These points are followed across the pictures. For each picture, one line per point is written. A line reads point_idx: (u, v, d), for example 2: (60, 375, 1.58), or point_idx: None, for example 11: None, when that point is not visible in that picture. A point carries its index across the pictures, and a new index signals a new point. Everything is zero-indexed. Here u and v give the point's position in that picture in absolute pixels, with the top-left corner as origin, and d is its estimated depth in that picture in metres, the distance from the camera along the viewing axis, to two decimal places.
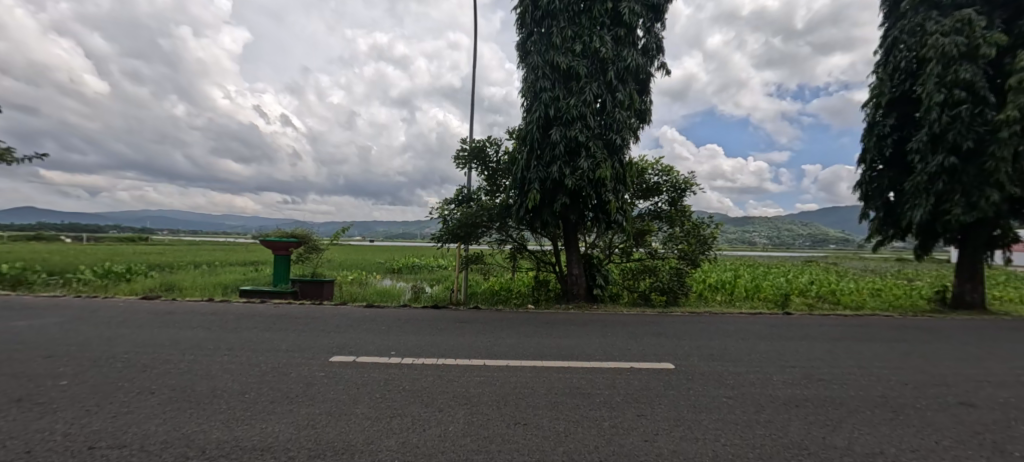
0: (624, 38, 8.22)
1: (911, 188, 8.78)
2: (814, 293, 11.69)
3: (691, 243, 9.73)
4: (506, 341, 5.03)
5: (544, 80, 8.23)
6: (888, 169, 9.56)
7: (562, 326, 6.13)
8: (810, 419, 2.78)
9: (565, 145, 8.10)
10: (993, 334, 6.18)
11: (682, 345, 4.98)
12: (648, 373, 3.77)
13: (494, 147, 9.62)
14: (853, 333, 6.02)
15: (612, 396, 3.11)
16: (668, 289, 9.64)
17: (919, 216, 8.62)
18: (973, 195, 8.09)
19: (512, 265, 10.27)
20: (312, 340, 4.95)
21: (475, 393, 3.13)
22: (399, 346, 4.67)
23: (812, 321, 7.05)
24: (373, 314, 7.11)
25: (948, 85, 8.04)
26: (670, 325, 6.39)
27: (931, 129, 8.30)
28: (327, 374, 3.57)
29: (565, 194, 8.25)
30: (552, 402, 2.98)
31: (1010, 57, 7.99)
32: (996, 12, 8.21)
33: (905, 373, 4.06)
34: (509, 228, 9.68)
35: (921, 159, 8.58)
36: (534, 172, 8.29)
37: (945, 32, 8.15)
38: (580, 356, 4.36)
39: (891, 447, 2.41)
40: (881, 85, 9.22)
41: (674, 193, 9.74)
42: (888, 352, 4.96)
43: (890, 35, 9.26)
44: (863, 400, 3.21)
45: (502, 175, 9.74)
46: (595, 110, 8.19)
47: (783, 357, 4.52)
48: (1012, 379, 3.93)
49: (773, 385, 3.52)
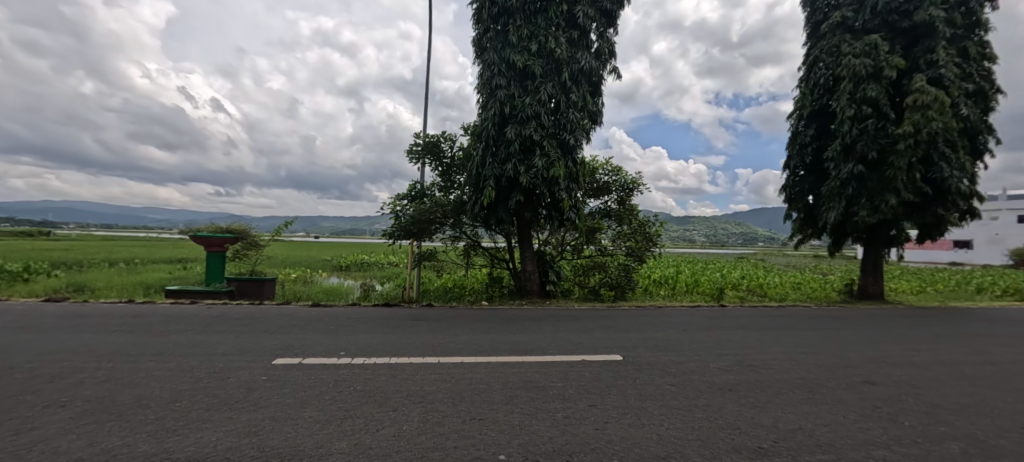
0: (577, 40, 8.45)
1: (827, 192, 9.80)
2: (745, 286, 12.72)
3: (638, 240, 10.16)
4: (461, 338, 5.04)
5: (500, 77, 8.25)
6: (808, 175, 10.62)
7: (516, 322, 6.21)
8: (742, 401, 3.05)
9: (519, 143, 8.17)
10: (888, 321, 7.14)
11: (630, 337, 5.25)
12: (599, 364, 3.95)
13: (448, 142, 9.51)
14: (779, 323, 6.64)
15: (565, 388, 3.22)
16: (617, 284, 10.08)
17: (833, 217, 9.65)
18: (876, 199, 9.14)
19: (466, 262, 10.25)
20: (254, 342, 4.66)
21: (430, 390, 3.10)
22: (350, 345, 4.52)
23: (744, 313, 7.67)
24: (320, 313, 6.79)
25: (858, 101, 9.08)
26: (620, 319, 6.69)
27: (844, 140, 9.33)
28: (272, 378, 3.38)
29: (520, 192, 8.34)
30: (507, 396, 3.03)
31: (907, 79, 9.13)
32: (897, 38, 9.31)
33: (821, 356, 4.56)
34: (463, 224, 9.66)
35: (835, 166, 9.63)
36: (490, 168, 8.33)
37: (856, 54, 9.17)
38: (535, 350, 4.44)
39: (810, 422, 2.71)
40: (804, 99, 10.22)
41: (623, 192, 10.17)
42: (808, 338, 5.53)
43: (812, 54, 10.28)
44: (786, 382, 3.57)
45: (457, 171, 9.64)
46: (550, 110, 8.33)
47: (720, 346, 4.90)
48: (903, 359, 4.55)
49: (710, 371, 3.82)
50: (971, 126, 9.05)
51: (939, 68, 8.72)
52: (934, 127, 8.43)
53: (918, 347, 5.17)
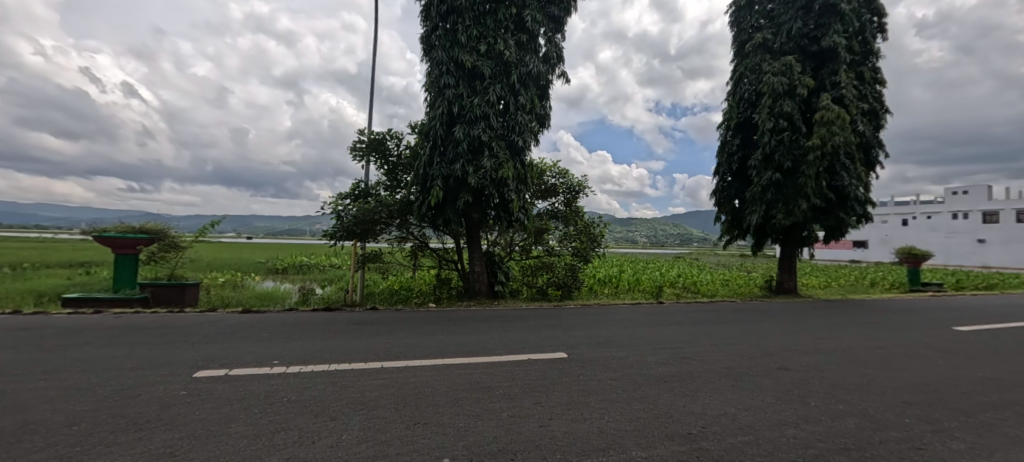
0: (526, 44, 8.58)
1: (751, 197, 10.76)
2: (681, 284, 13.60)
3: (583, 241, 10.44)
4: (407, 341, 4.91)
5: (448, 76, 8.17)
6: (734, 181, 11.57)
7: (464, 323, 6.17)
8: (676, 392, 3.26)
9: (468, 143, 8.14)
10: (801, 313, 7.95)
11: (575, 335, 5.41)
12: (545, 362, 4.03)
13: (395, 140, 9.24)
14: (709, 317, 7.17)
15: (511, 387, 3.25)
16: (564, 284, 10.31)
17: (755, 219, 10.60)
18: (790, 204, 10.15)
19: (413, 263, 10.02)
20: (172, 354, 4.22)
21: (372, 396, 2.99)
22: (285, 353, 4.24)
23: (680, 309, 8.21)
24: (251, 320, 6.30)
25: (776, 115, 10.06)
26: (566, 317, 6.87)
27: (764, 150, 10.29)
28: (193, 392, 3.08)
29: (469, 192, 8.31)
30: (453, 398, 3.00)
31: (816, 97, 10.25)
32: (808, 61, 10.42)
33: (744, 347, 4.99)
34: (410, 225, 9.43)
35: (757, 173, 10.60)
36: (437, 168, 8.23)
37: (774, 73, 10.15)
38: (482, 351, 4.43)
39: (733, 407, 2.95)
40: (731, 111, 11.14)
41: (569, 195, 10.47)
42: (734, 331, 6.02)
43: (738, 70, 11.24)
44: (715, 372, 3.86)
45: (403, 170, 9.39)
46: (499, 111, 8.37)
47: (657, 340, 5.20)
48: (811, 347, 5.10)
49: (648, 365, 4.04)
50: (866, 141, 10.34)
51: (841, 89, 9.88)
52: (836, 141, 9.54)
53: (823, 336, 5.82)
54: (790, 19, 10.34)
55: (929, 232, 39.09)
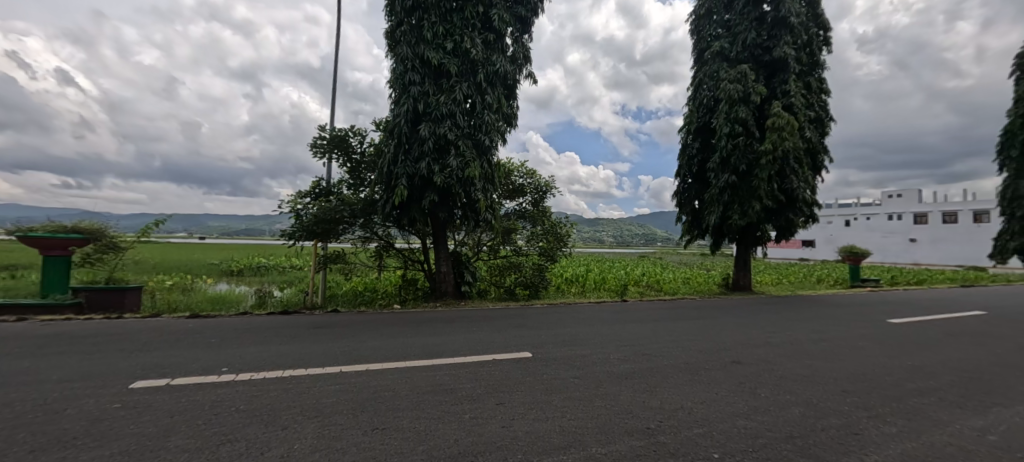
0: (492, 43, 8.55)
1: (709, 198, 11.23)
2: (645, 283, 13.99)
3: (550, 241, 10.49)
4: (368, 344, 4.77)
5: (413, 73, 8.01)
6: (694, 183, 12.04)
7: (429, 325, 6.06)
8: (636, 388, 3.34)
9: (433, 142, 8.02)
10: (754, 309, 8.36)
11: (540, 334, 5.44)
12: (509, 362, 4.03)
13: (358, 137, 8.97)
14: (670, 315, 7.41)
15: (474, 388, 3.22)
16: (531, 284, 10.33)
17: (713, 220, 11.08)
18: (745, 205, 10.67)
19: (377, 264, 9.77)
20: (106, 363, 3.89)
21: (328, 403, 2.87)
22: (236, 360, 4.01)
23: (643, 307, 8.43)
24: (199, 325, 5.92)
25: (732, 120, 10.55)
26: (532, 317, 6.90)
27: (722, 153, 10.77)
28: (129, 404, 2.85)
29: (435, 192, 8.19)
30: (415, 401, 2.93)
31: (768, 104, 10.82)
32: (761, 69, 10.98)
33: (701, 342, 5.19)
34: (374, 225, 9.19)
35: (715, 176, 11.08)
36: (402, 166, 8.06)
37: (730, 80, 10.64)
38: (447, 352, 4.37)
39: (690, 401, 3.05)
40: (691, 115, 11.60)
41: (537, 195, 10.54)
42: (692, 327, 6.26)
43: (698, 77, 11.70)
44: (674, 367, 3.99)
45: (367, 168, 9.13)
46: (465, 110, 8.29)
47: (620, 338, 5.31)
48: (762, 341, 5.38)
49: (610, 362, 4.11)
50: (812, 146, 11.02)
51: (790, 97, 10.48)
52: (786, 146, 10.11)
53: (774, 330, 6.15)
54: (744, 29, 10.87)
55: (868, 232, 42.19)
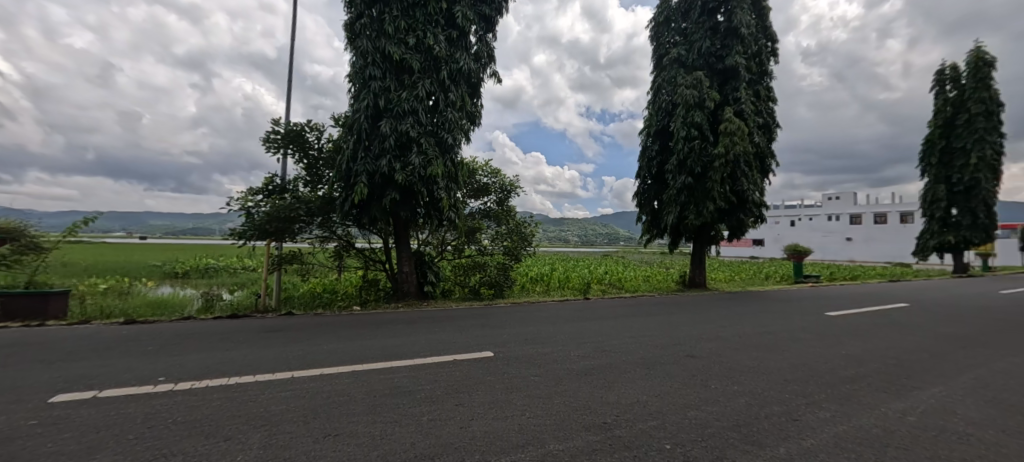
0: (456, 40, 8.46)
1: (668, 199, 11.66)
2: (607, 281, 14.33)
3: (515, 240, 10.50)
4: (324, 347, 4.58)
5: (374, 67, 7.78)
6: (654, 184, 12.47)
7: (390, 326, 5.91)
8: (595, 383, 3.41)
9: (395, 139, 7.83)
10: (708, 305, 8.76)
11: (503, 333, 5.45)
12: (471, 362, 4.00)
13: (315, 132, 8.61)
14: (630, 312, 7.63)
15: (434, 390, 3.17)
16: (495, 283, 10.30)
17: (670, 220, 11.52)
18: (700, 206, 11.16)
19: (337, 264, 9.43)
20: (22, 376, 3.51)
21: (277, 410, 2.73)
22: (177, 368, 3.74)
23: (604, 304, 8.63)
24: (135, 332, 5.47)
25: (688, 124, 11.02)
26: (495, 316, 6.88)
27: (679, 156, 11.21)
28: (48, 421, 2.59)
29: (396, 190, 8.00)
30: (371, 405, 2.84)
31: (721, 110, 11.36)
32: (715, 77, 11.52)
33: (658, 338, 5.37)
34: (333, 224, 8.86)
35: (673, 177, 11.52)
36: (362, 164, 7.82)
37: (687, 85, 11.10)
38: (407, 354, 4.28)
39: (645, 394, 3.15)
40: (651, 119, 12.01)
41: (501, 194, 10.53)
42: (650, 323, 6.46)
43: (657, 81, 12.13)
44: (631, 362, 4.10)
45: (325, 165, 8.78)
46: (428, 107, 8.16)
47: (581, 335, 5.41)
48: (714, 335, 5.64)
49: (571, 359, 4.18)
50: (761, 151, 11.69)
51: (741, 103, 11.06)
52: (737, 150, 10.66)
53: (726, 325, 6.47)
54: (700, 38, 11.37)
55: (810, 232, 45.34)
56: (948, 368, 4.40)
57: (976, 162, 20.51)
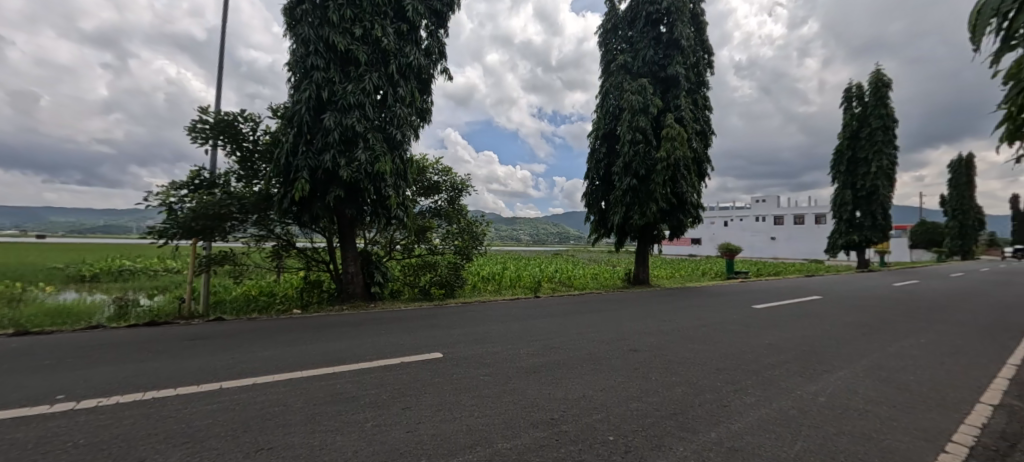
0: (406, 34, 8.23)
1: (614, 199, 12.14)
2: (557, 279, 14.64)
3: (466, 240, 10.39)
4: (259, 354, 4.28)
5: (317, 57, 7.37)
6: (601, 185, 12.92)
7: (333, 329, 5.64)
8: (542, 381, 3.47)
9: (340, 133, 7.46)
10: (650, 301, 9.23)
11: (453, 333, 5.39)
12: (419, 364, 3.92)
13: (250, 123, 8.00)
14: (578, 309, 7.85)
15: (379, 395, 3.06)
16: (446, 282, 10.15)
17: (617, 220, 12.01)
18: (644, 207, 11.72)
19: (275, 265, 8.85)
20: None
21: (202, 425, 2.51)
22: (80, 384, 3.32)
23: (554, 302, 8.81)
24: (27, 344, 4.78)
25: (634, 129, 11.54)
26: (446, 316, 6.80)
27: (625, 159, 11.72)
28: None
29: (341, 187, 7.64)
30: (310, 414, 2.70)
31: (663, 116, 11.99)
32: (658, 84, 12.13)
33: (604, 333, 5.58)
34: (270, 222, 8.31)
35: (619, 179, 12.01)
36: (303, 158, 7.38)
37: (632, 91, 11.61)
38: (351, 358, 4.11)
39: (590, 389, 3.26)
40: (599, 122, 12.45)
41: (453, 193, 10.41)
42: (597, 320, 6.69)
43: (605, 86, 12.59)
44: (578, 358, 4.23)
45: (262, 159, 8.19)
46: (376, 102, 7.87)
47: (530, 333, 5.48)
48: (655, 329, 5.95)
49: (520, 357, 4.23)
50: (698, 156, 12.50)
51: (681, 111, 11.75)
52: (677, 155, 11.32)
53: (665, 320, 6.85)
54: (644, 46, 11.95)
55: (741, 232, 49.22)
56: (852, 353, 4.97)
57: (876, 170, 23.33)
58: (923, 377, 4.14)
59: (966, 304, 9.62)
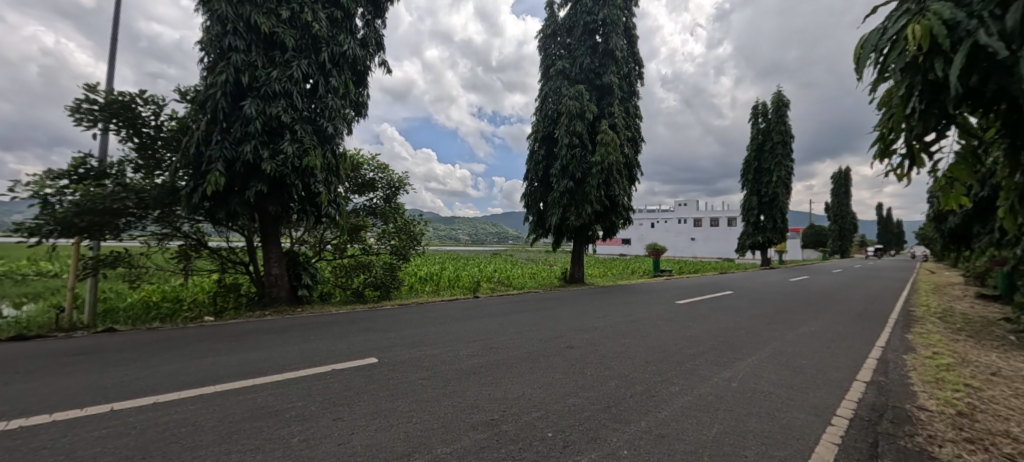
0: (339, 21, 7.75)
1: (552, 200, 12.48)
2: (496, 279, 14.71)
3: (403, 239, 10.02)
4: (161, 368, 3.78)
5: (235, 37, 6.69)
6: (540, 187, 13.21)
7: (253, 337, 5.16)
8: (482, 381, 3.45)
9: (262, 123, 6.83)
10: (585, 299, 9.60)
11: (389, 337, 5.18)
12: (353, 370, 3.71)
13: (152, 106, 7.05)
14: (517, 308, 7.94)
15: (307, 406, 2.85)
16: (381, 284, 9.74)
17: (554, 220, 12.35)
18: (580, 208, 12.16)
19: (183, 268, 7.90)
20: None
21: (87, 455, 2.15)
22: None
23: (493, 302, 8.83)
24: None
25: (571, 133, 11.94)
26: (382, 319, 6.52)
27: (562, 161, 12.10)
28: None
29: (263, 181, 7.00)
30: (225, 433, 2.43)
31: (598, 122, 12.54)
32: (594, 91, 12.65)
33: (542, 332, 5.70)
34: (177, 219, 7.39)
35: (557, 181, 12.37)
36: (218, 149, 6.66)
37: (570, 97, 12.01)
38: (275, 368, 3.78)
39: (529, 387, 3.30)
40: (538, 124, 12.74)
41: (389, 191, 10.02)
42: (535, 318, 6.83)
43: (544, 90, 12.89)
44: (517, 357, 4.27)
45: (166, 147, 7.26)
46: (305, 91, 7.33)
47: (470, 334, 5.44)
48: (590, 326, 6.20)
49: (460, 359, 4.18)
50: (629, 161, 13.25)
51: (614, 118, 12.38)
52: (611, 160, 11.90)
53: (599, 316, 7.17)
54: (581, 54, 12.42)
55: (666, 233, 53.07)
56: (758, 342, 5.57)
57: (777, 179, 26.41)
58: (813, 360, 4.75)
59: (846, 296, 11.20)
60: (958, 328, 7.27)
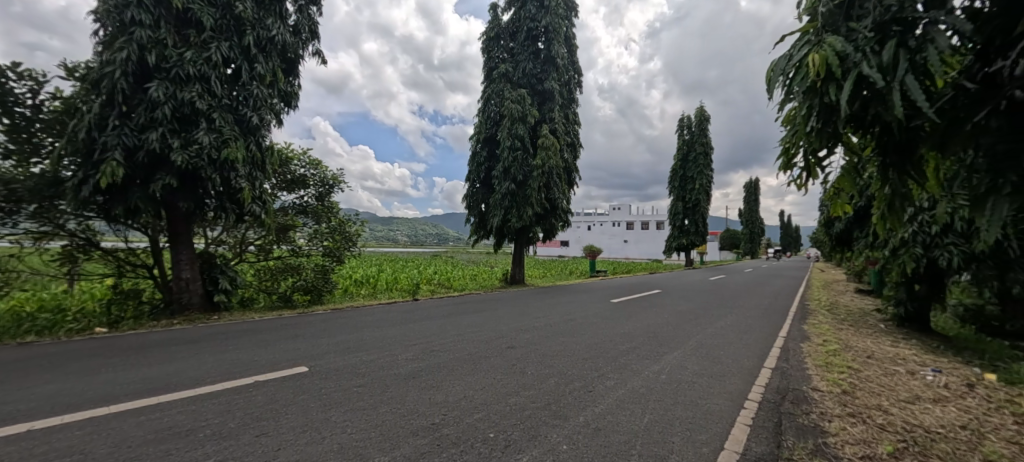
0: (266, 3, 7.16)
1: (494, 202, 12.53)
2: (436, 281, 14.44)
3: (337, 240, 9.47)
4: (38, 389, 3.22)
5: (140, 11, 5.91)
6: (482, 188, 13.20)
7: (159, 349, 4.59)
8: (422, 385, 3.36)
9: (172, 108, 6.10)
10: (525, 300, 9.75)
11: (321, 344, 4.87)
12: (279, 381, 3.44)
13: (28, 82, 6.00)
14: (457, 310, 7.85)
15: (225, 422, 2.59)
16: (313, 288, 9.12)
17: (496, 221, 12.40)
18: (521, 210, 12.32)
19: (67, 272, 6.80)
20: None
21: None
22: None
23: (433, 304, 8.67)
24: None
25: (513, 135, 12.08)
26: (313, 325, 6.12)
27: (504, 163, 12.20)
28: None
29: (173, 174, 6.24)
30: (123, 458, 2.13)
31: (540, 126, 12.84)
32: (536, 96, 12.93)
33: (483, 333, 5.69)
34: (60, 215, 6.35)
35: (499, 182, 12.45)
36: (116, 135, 5.83)
37: (512, 100, 12.17)
38: (186, 382, 3.39)
39: (471, 389, 3.27)
40: (481, 126, 12.75)
41: (322, 188, 9.43)
42: (476, 320, 6.80)
43: (487, 92, 12.94)
44: (458, 359, 4.22)
45: (47, 131, 6.22)
46: (225, 76, 6.66)
47: (409, 338, 5.28)
48: (530, 326, 6.30)
49: (398, 364, 4.03)
50: (569, 166, 13.70)
51: (555, 123, 12.74)
52: (551, 163, 12.21)
53: (538, 316, 7.31)
54: (524, 59, 12.64)
55: (601, 235, 55.60)
56: (683, 336, 6.01)
57: (699, 187, 28.81)
58: (729, 351, 5.23)
59: (755, 294, 12.50)
60: (843, 319, 8.41)
